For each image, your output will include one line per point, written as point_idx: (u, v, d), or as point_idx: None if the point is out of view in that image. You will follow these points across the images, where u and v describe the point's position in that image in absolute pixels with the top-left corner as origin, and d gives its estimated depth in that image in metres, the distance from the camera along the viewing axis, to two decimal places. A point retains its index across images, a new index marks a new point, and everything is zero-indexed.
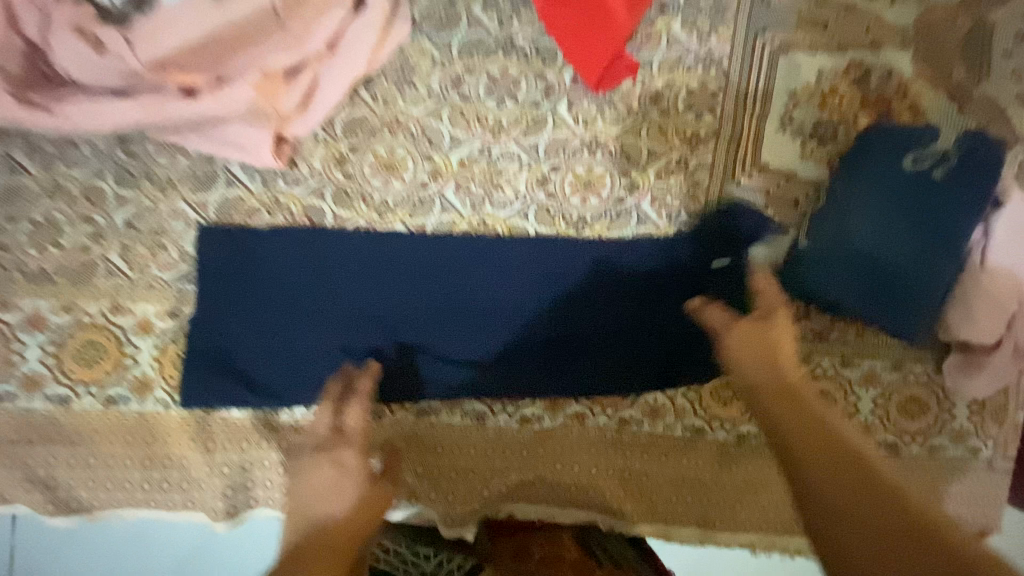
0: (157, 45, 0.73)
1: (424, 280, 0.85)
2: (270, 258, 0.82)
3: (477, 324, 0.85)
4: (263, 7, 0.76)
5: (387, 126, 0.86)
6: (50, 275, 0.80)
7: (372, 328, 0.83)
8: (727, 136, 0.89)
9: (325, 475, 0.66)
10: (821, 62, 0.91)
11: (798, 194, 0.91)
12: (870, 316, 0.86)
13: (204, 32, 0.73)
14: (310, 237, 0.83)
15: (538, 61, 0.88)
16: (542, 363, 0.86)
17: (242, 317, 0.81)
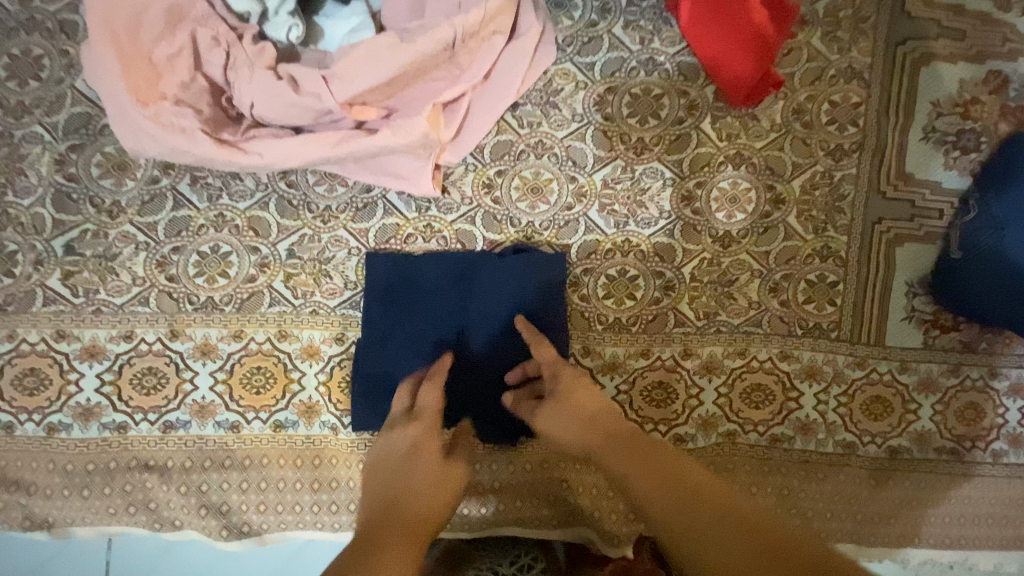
0: (348, 83, 0.72)
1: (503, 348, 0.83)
2: (425, 279, 0.83)
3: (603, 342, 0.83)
4: (443, 42, 0.75)
5: (534, 149, 0.87)
6: (219, 304, 0.83)
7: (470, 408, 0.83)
8: (870, 148, 0.89)
9: (398, 450, 0.66)
10: (961, 72, 0.90)
11: (943, 205, 0.90)
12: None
13: (391, 71, 0.73)
14: (405, 296, 0.82)
15: (680, 79, 0.88)
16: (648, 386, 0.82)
17: (399, 338, 0.82)
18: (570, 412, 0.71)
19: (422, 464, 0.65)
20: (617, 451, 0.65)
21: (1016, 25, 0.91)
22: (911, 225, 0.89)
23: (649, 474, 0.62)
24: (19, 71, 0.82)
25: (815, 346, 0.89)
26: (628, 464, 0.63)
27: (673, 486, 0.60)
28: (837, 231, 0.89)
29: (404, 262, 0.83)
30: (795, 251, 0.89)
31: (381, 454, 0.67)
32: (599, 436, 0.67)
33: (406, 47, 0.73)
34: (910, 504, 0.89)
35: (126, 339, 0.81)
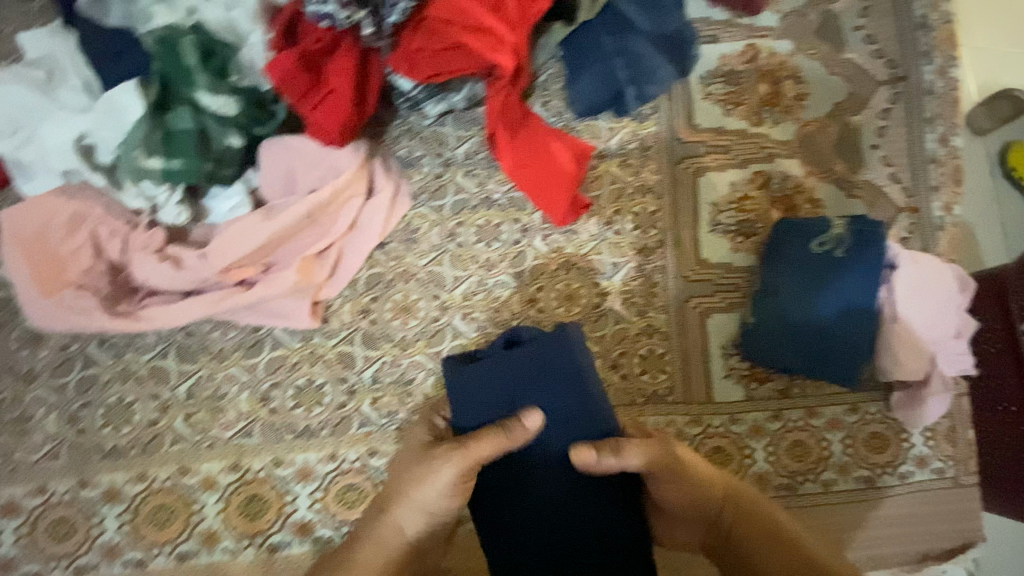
0: (225, 254, 0.90)
1: (559, 469, 0.81)
2: (542, 358, 0.83)
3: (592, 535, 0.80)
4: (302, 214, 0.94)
5: (399, 277, 1.05)
6: (125, 450, 0.94)
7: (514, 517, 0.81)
8: (670, 244, 1.12)
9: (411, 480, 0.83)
10: (730, 177, 1.15)
11: (739, 279, 1.11)
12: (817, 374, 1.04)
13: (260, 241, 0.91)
14: (484, 405, 0.83)
15: (514, 209, 1.11)
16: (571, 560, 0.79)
17: (502, 368, 0.83)
18: (686, 487, 0.83)
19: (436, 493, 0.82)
20: (751, 522, 0.83)
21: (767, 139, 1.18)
22: (714, 298, 1.10)
23: (764, 539, 0.81)
24: None
25: (656, 411, 1.05)
26: (761, 537, 0.81)
27: (773, 533, 0.81)
28: (657, 311, 1.09)
29: (518, 363, 0.83)
30: (626, 332, 1.08)
31: (403, 478, 0.84)
32: (716, 493, 0.85)
33: (269, 222, 0.91)
34: (861, 524, 1.04)
35: (38, 494, 0.90)
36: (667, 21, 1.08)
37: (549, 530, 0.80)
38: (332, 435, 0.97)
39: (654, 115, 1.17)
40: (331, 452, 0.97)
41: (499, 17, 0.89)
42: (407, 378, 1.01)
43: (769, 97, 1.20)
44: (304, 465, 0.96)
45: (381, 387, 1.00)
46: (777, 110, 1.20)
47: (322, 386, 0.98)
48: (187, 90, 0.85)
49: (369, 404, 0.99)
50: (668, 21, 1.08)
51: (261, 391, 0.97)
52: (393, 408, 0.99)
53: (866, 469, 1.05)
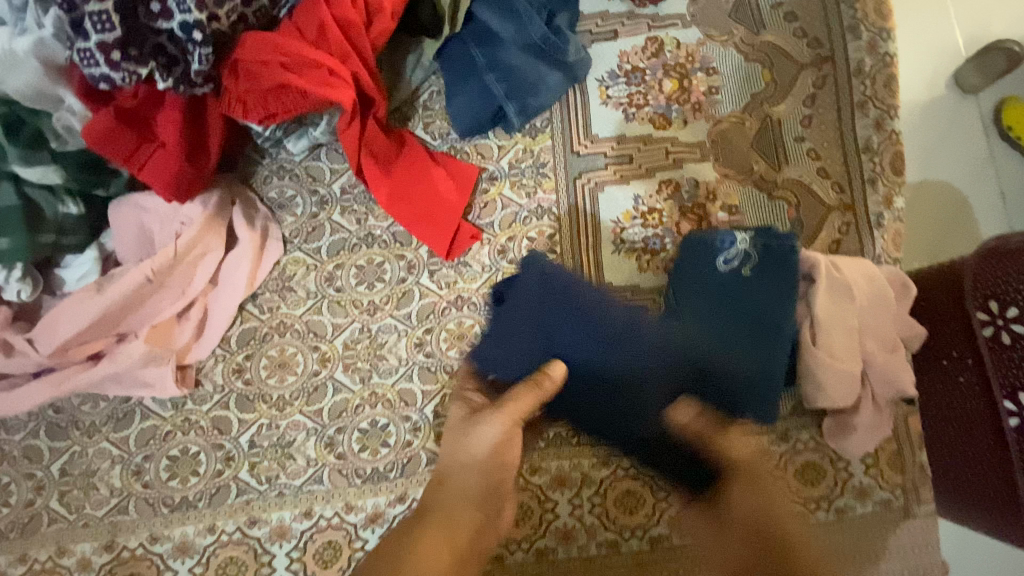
0: (59, 332, 0.87)
1: (611, 388, 0.89)
2: (539, 294, 0.91)
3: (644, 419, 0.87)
4: (140, 281, 0.89)
5: (275, 331, 1.00)
6: (4, 532, 0.91)
7: (649, 420, 0.87)
8: (570, 269, 1.02)
9: (470, 440, 0.81)
10: (635, 189, 1.05)
11: (646, 302, 1.01)
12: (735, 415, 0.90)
13: (96, 315, 0.87)
14: (506, 355, 0.90)
15: (397, 245, 1.03)
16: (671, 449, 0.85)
17: (503, 322, 0.90)
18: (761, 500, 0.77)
19: (497, 441, 0.80)
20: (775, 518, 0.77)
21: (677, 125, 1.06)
22: None
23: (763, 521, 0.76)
24: None
25: (559, 455, 0.97)
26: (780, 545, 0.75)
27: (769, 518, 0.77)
28: None
29: (526, 304, 0.91)
30: None
31: (468, 441, 0.81)
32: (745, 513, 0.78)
33: (101, 295, 0.88)
34: (870, 558, 0.93)
35: None
36: (530, 31, 0.99)
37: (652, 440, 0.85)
38: (210, 506, 0.94)
39: (548, 126, 1.07)
40: (211, 523, 0.93)
41: (327, 50, 0.82)
42: (286, 441, 0.97)
43: (677, 95, 1.08)
44: (182, 540, 0.92)
45: (260, 452, 0.96)
46: (688, 107, 1.08)
47: (197, 455, 0.95)
48: (0, 167, 0.80)
49: (247, 470, 0.95)
50: (534, 29, 0.99)
51: (134, 465, 0.94)
52: (273, 472, 0.96)
53: (797, 504, 0.95)
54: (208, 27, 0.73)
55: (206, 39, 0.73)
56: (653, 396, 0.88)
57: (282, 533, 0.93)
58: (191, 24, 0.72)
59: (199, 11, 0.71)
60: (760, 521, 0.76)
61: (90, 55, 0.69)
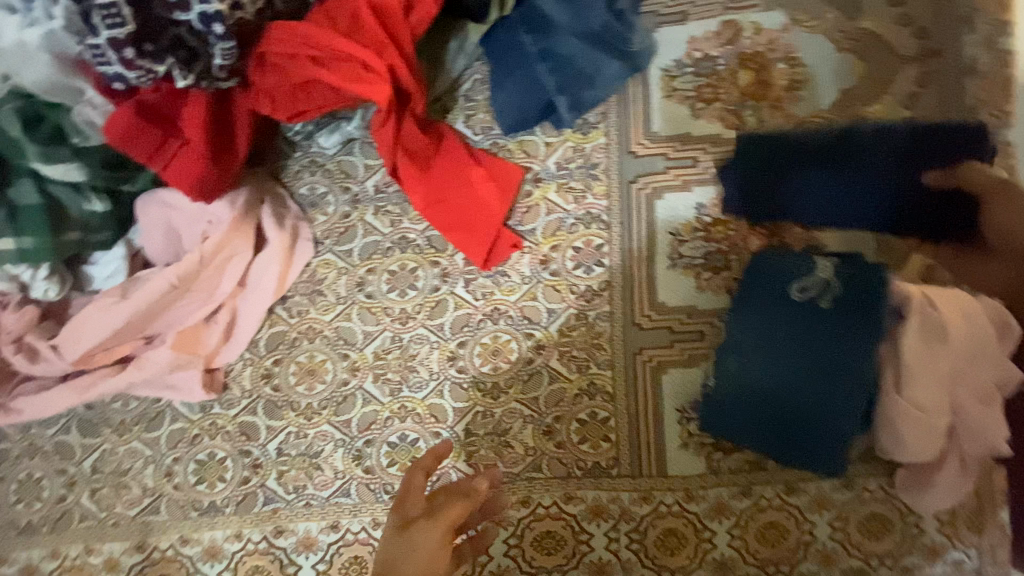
0: (83, 338, 0.84)
1: (753, 313, 0.86)
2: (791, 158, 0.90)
3: (827, 405, 0.81)
4: (166, 286, 0.86)
5: (304, 336, 0.95)
6: (38, 526, 0.92)
7: (829, 406, 0.81)
8: (620, 284, 0.93)
9: (412, 540, 0.67)
10: (698, 197, 0.93)
11: (703, 325, 0.91)
12: (786, 458, 0.84)
13: (122, 321, 0.84)
14: (749, 194, 0.91)
15: (431, 250, 0.96)
16: (818, 425, 0.82)
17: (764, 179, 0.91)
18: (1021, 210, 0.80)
19: (431, 559, 0.66)
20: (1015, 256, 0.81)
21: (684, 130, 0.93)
22: (671, 350, 0.91)
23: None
24: None
25: (597, 486, 0.90)
26: None
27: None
28: (599, 366, 0.92)
29: (759, 158, 0.91)
30: (561, 393, 0.92)
31: (408, 542, 0.67)
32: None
33: (126, 300, 0.85)
34: None
35: None
36: (588, 19, 0.89)
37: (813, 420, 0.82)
38: (237, 513, 0.91)
39: (602, 122, 0.96)
40: (238, 530, 0.91)
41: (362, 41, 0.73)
42: (313, 451, 0.93)
43: (753, 88, 0.96)
44: (210, 544, 0.91)
45: (287, 460, 0.93)
46: (764, 104, 0.95)
47: (223, 461, 0.92)
48: (21, 162, 0.76)
49: (274, 479, 0.92)
50: (592, 18, 0.89)
51: (165, 466, 0.92)
52: (300, 482, 0.92)
53: (857, 558, 0.86)
54: (229, 18, 0.66)
55: (227, 32, 0.66)
56: (838, 373, 0.80)
57: (308, 544, 0.91)
58: (210, 16, 0.65)
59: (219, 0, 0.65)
60: (1002, 238, 0.81)
61: (100, 52, 0.64)
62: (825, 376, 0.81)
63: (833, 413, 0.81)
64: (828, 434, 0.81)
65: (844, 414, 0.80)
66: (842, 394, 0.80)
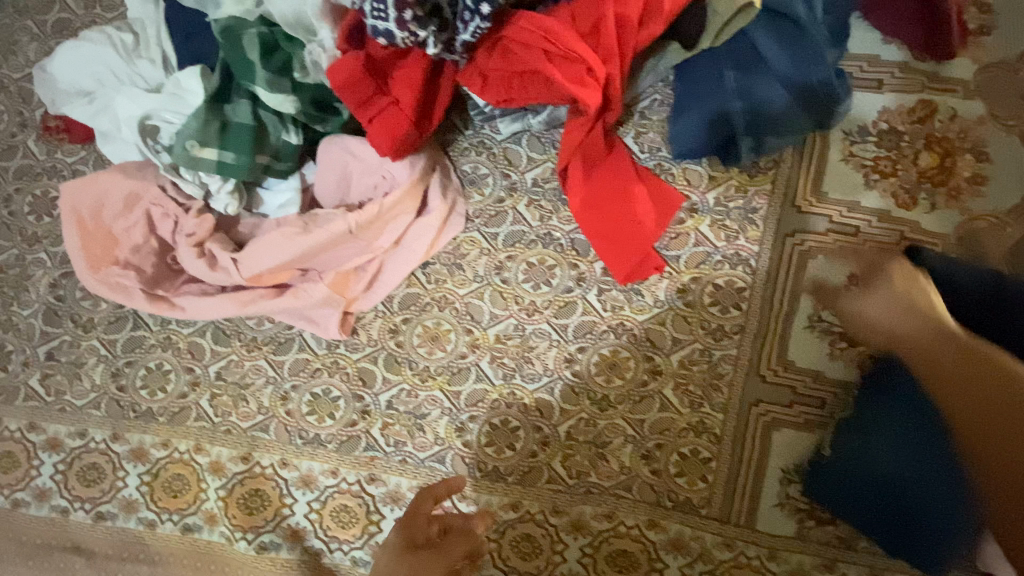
0: (257, 261, 0.87)
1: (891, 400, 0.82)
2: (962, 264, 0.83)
3: (955, 507, 0.77)
4: (342, 231, 0.89)
5: (435, 302, 1.00)
6: (155, 415, 0.98)
7: (959, 509, 0.77)
8: (753, 332, 0.92)
9: (422, 561, 0.80)
10: (852, 267, 0.93)
11: (827, 394, 0.91)
12: (896, 547, 0.83)
13: (295, 254, 0.87)
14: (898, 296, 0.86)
15: (573, 253, 0.98)
16: (941, 525, 0.78)
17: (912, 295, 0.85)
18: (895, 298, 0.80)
19: None
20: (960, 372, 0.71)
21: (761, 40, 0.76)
22: (789, 411, 0.91)
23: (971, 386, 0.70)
24: (38, 209, 1.04)
25: (683, 520, 0.91)
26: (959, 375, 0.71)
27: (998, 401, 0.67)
28: (713, 408, 0.92)
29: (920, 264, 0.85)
30: (669, 423, 0.92)
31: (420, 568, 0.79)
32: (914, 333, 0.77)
33: (305, 236, 0.88)
34: None
35: (80, 436, 0.97)
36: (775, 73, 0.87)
37: (936, 520, 0.78)
38: (338, 450, 0.97)
39: (772, 170, 0.95)
40: (335, 467, 0.97)
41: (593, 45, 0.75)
42: (420, 412, 0.98)
43: (933, 172, 0.94)
44: (307, 473, 0.96)
45: (394, 414, 0.97)
46: (940, 192, 0.93)
47: (337, 400, 0.98)
48: (246, 83, 0.80)
49: (378, 428, 0.97)
50: (813, 72, 0.89)
51: (282, 390, 0.98)
52: (401, 438, 0.97)
53: None
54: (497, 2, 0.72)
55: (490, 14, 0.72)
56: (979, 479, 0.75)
57: (395, 498, 0.95)
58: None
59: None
60: None
61: (381, 7, 0.69)
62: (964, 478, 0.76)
63: (961, 516, 0.77)
64: (948, 534, 0.78)
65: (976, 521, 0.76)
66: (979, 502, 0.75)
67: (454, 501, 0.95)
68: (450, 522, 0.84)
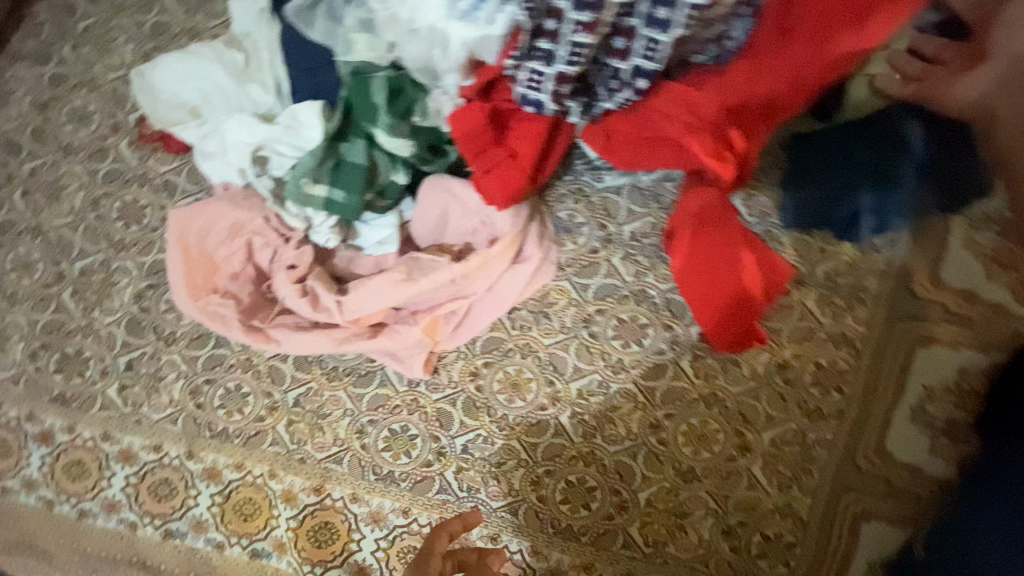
0: (360, 304, 0.85)
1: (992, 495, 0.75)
2: None
3: None
4: (445, 279, 0.87)
5: (519, 349, 0.97)
6: (231, 436, 0.98)
7: None
8: (852, 418, 0.89)
9: None
10: (964, 360, 0.88)
11: (922, 489, 0.87)
12: None
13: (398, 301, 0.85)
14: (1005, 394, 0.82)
15: (667, 314, 0.95)
16: None
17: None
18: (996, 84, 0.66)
19: None
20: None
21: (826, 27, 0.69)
22: (881, 503, 0.88)
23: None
24: (126, 215, 1.02)
25: None
26: None
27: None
28: (801, 490, 0.89)
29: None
30: (755, 502, 0.90)
31: None
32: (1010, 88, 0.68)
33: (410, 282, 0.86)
34: None
35: (155, 450, 0.97)
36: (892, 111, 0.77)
37: None
38: (411, 490, 0.95)
39: (887, 249, 0.91)
40: (405, 507, 0.95)
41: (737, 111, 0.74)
42: (496, 461, 0.95)
43: None
44: (377, 510, 0.95)
45: (469, 460, 0.96)
46: None
47: (414, 438, 0.97)
48: (367, 125, 0.80)
49: (453, 472, 0.96)
50: None
51: (359, 423, 0.98)
52: (475, 485, 0.95)
53: None
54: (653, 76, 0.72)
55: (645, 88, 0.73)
56: None
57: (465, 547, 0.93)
58: (643, 71, 0.71)
59: (658, 62, 0.71)
60: None
61: (538, 78, 0.71)
62: None
63: None
64: None
65: None
66: None
67: (524, 557, 0.92)
68: (463, 557, 0.87)
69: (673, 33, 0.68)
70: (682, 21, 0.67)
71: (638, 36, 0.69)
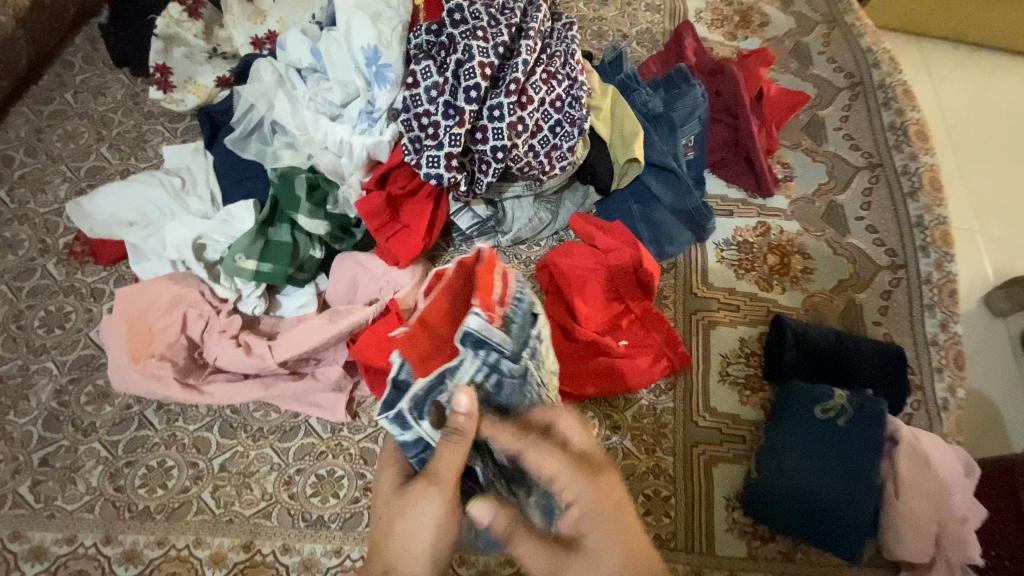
0: (287, 347, 1.03)
1: (796, 428, 1.09)
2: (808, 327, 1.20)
3: (844, 499, 1.03)
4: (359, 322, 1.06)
5: None
6: (152, 513, 1.00)
7: (852, 500, 1.03)
8: (682, 387, 1.20)
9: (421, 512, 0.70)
10: (741, 333, 1.26)
11: (745, 432, 1.17)
12: (811, 539, 1.05)
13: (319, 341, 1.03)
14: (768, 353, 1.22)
15: None
16: (838, 513, 1.03)
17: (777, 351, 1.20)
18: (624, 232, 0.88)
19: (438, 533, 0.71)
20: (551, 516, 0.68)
21: (569, 117, 1.09)
22: (720, 447, 1.15)
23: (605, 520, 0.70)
24: (48, 321, 1.11)
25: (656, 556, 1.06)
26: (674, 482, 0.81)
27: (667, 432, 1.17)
28: (664, 451, 1.14)
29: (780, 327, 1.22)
30: (632, 469, 1.12)
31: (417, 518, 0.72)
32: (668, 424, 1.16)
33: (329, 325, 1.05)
34: None
35: (67, 542, 0.96)
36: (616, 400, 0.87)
37: (840, 514, 1.03)
38: (341, 529, 1.02)
39: (673, 268, 1.32)
40: (336, 547, 1.01)
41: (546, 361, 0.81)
42: None
43: (778, 267, 1.35)
44: (309, 556, 1.00)
45: None
46: (785, 278, 1.33)
47: (341, 479, 1.06)
48: (291, 212, 1.07)
49: None
50: (689, 201, 1.26)
51: (287, 475, 1.05)
52: None
53: None
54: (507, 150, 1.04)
55: (504, 157, 1.04)
56: (854, 475, 1.04)
57: None
58: (498, 148, 1.03)
59: (506, 139, 1.03)
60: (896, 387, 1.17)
61: (436, 159, 1.00)
62: (850, 476, 1.04)
63: (856, 505, 1.03)
64: (848, 520, 1.02)
65: (861, 508, 1.03)
66: (857, 491, 1.03)
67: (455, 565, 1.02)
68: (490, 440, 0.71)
69: (506, 121, 1.02)
70: (508, 112, 1.02)
71: (489, 129, 1.03)
